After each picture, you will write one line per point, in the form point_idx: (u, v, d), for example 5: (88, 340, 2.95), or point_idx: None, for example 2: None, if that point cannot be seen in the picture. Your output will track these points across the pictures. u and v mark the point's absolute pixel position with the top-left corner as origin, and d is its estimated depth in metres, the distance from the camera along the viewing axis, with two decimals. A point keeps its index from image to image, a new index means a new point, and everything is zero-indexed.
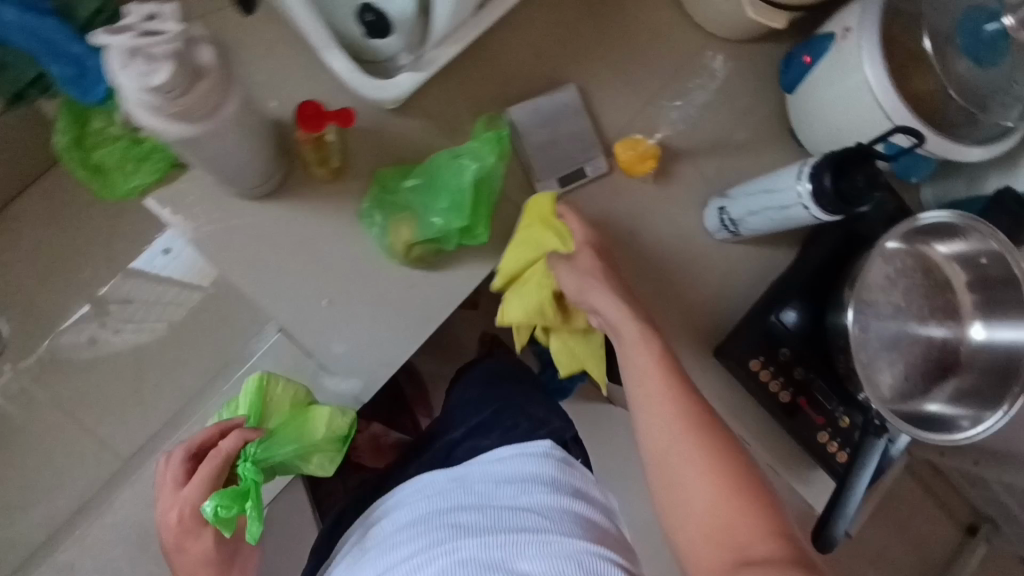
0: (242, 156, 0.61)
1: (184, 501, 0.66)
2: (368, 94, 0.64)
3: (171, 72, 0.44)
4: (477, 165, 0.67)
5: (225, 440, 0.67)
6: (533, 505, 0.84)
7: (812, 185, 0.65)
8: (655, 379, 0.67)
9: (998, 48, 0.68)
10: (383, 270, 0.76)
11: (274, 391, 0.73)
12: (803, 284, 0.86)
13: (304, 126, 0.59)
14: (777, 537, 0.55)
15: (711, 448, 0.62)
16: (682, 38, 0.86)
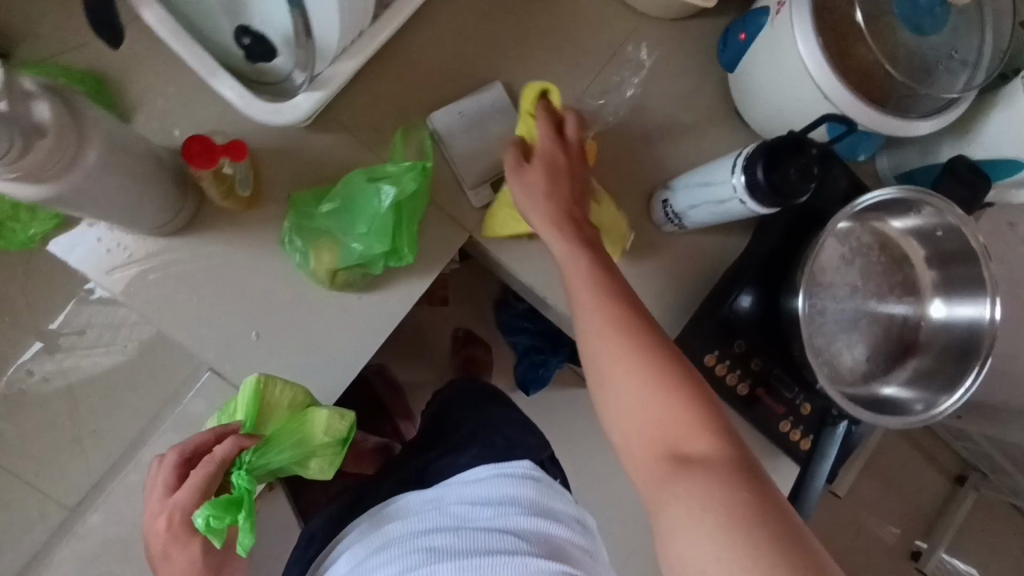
0: (129, 198, 0.57)
1: (173, 508, 0.64)
2: (264, 120, 0.59)
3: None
4: (395, 191, 0.64)
5: (219, 446, 0.64)
6: (510, 527, 0.83)
7: (746, 177, 0.61)
8: (593, 287, 0.65)
9: (938, 15, 0.65)
10: (313, 296, 0.73)
11: (274, 392, 0.68)
12: (756, 270, 0.82)
13: (193, 164, 0.55)
14: (711, 433, 0.56)
15: (649, 351, 0.60)
16: (613, 21, 0.81)
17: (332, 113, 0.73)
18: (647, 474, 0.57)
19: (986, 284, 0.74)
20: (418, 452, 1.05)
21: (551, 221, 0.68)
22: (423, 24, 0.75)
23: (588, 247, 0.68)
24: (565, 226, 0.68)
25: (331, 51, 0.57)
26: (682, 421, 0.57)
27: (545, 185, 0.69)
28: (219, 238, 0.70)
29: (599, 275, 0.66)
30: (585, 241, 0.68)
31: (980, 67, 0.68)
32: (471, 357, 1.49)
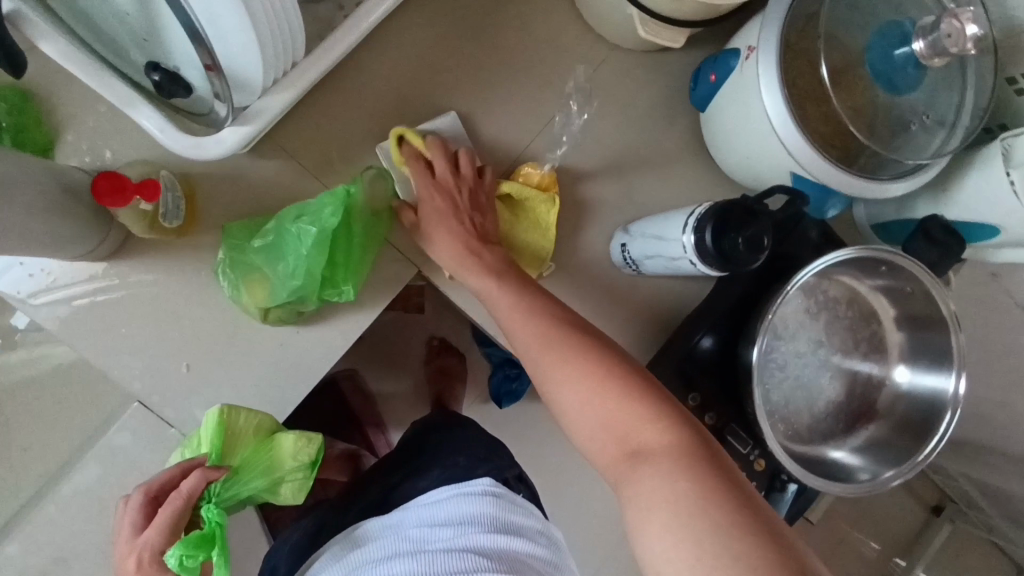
0: (27, 222, 0.52)
1: (140, 548, 0.57)
2: (184, 152, 0.55)
3: None
4: (317, 229, 0.62)
5: (185, 482, 0.58)
6: (473, 547, 0.75)
7: (694, 239, 0.58)
8: (518, 298, 0.66)
9: (911, 73, 0.63)
10: (250, 327, 0.69)
11: (238, 422, 0.66)
12: (717, 318, 0.78)
13: (104, 203, 0.53)
14: (662, 420, 0.54)
15: (581, 354, 0.60)
16: (581, 50, 0.78)
17: (276, 138, 0.69)
18: (611, 470, 0.55)
19: (953, 356, 0.71)
20: (372, 476, 1.02)
21: (455, 263, 0.69)
22: (377, 47, 0.71)
23: (496, 274, 0.68)
24: (474, 251, 0.69)
25: (257, 87, 0.54)
26: (627, 416, 0.55)
27: (432, 225, 0.69)
28: (151, 264, 0.67)
29: (522, 285, 0.68)
30: (493, 269, 0.68)
31: (958, 128, 0.65)
32: (443, 368, 1.46)
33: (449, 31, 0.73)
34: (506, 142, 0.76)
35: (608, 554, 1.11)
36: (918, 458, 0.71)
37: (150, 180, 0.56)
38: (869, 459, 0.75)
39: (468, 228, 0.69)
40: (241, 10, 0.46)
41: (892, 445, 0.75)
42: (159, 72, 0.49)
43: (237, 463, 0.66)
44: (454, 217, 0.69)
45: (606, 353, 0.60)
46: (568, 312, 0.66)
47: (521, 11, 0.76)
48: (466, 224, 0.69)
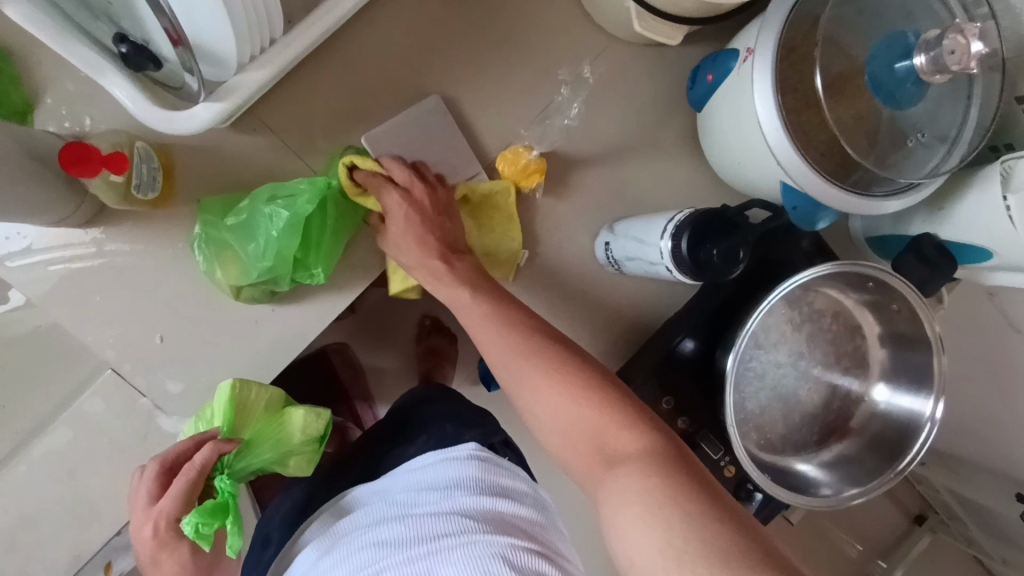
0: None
1: (158, 515, 0.63)
2: (157, 126, 0.54)
3: None
4: (289, 214, 0.61)
5: (198, 453, 0.62)
6: (458, 509, 0.75)
7: (671, 245, 0.57)
8: (492, 304, 0.64)
9: (911, 89, 0.60)
10: (226, 302, 0.69)
11: (249, 396, 0.67)
12: (697, 323, 0.77)
13: (70, 173, 0.52)
14: (637, 423, 0.53)
15: (550, 361, 0.58)
16: (577, 39, 0.75)
17: (258, 113, 0.68)
18: (588, 477, 0.54)
19: (934, 378, 0.70)
20: (351, 453, 1.03)
21: (427, 276, 0.67)
22: (365, 25, 0.69)
23: (467, 283, 0.65)
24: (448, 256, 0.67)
25: (230, 63, 0.55)
26: (600, 420, 0.54)
27: (406, 240, 0.66)
28: (130, 233, 0.66)
29: (492, 292, 0.66)
30: (465, 278, 0.66)
31: (960, 143, 0.62)
32: (434, 348, 1.44)
33: (441, 13, 0.71)
34: (495, 129, 0.75)
35: (582, 541, 1.13)
36: (896, 466, 0.71)
37: (120, 153, 0.56)
38: (838, 473, 0.75)
39: (440, 236, 0.67)
40: None
41: (864, 465, 0.74)
42: (125, 44, 0.49)
43: (247, 437, 0.68)
44: (429, 226, 0.66)
45: (576, 360, 0.59)
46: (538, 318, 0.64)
47: None
48: (438, 233, 0.67)
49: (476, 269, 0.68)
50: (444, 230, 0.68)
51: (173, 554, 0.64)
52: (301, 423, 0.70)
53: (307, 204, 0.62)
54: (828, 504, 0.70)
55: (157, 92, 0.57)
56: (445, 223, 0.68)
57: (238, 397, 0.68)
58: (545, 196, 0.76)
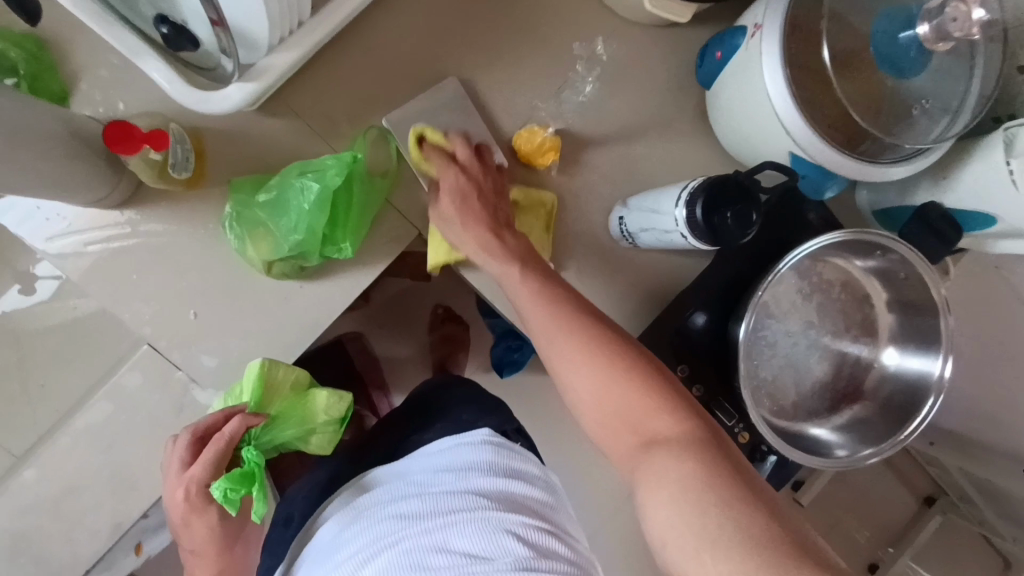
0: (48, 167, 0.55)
1: (189, 480, 0.66)
2: (193, 105, 0.57)
3: None
4: (319, 186, 0.64)
5: (229, 424, 0.65)
6: (473, 489, 0.78)
7: (686, 212, 0.59)
8: (549, 290, 0.64)
9: (915, 58, 0.63)
10: (256, 280, 0.71)
11: (277, 375, 0.70)
12: (710, 294, 0.79)
13: (114, 151, 0.56)
14: (674, 408, 0.55)
15: (593, 342, 0.59)
16: (589, 22, 0.78)
17: (284, 97, 0.71)
18: (625, 456, 0.56)
19: (941, 338, 0.72)
20: (370, 434, 1.06)
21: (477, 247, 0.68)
22: (385, 12, 0.72)
23: (517, 257, 0.67)
24: (501, 239, 0.68)
25: (262, 45, 0.57)
26: (638, 405, 0.56)
27: (461, 210, 0.69)
28: (163, 213, 0.69)
29: (546, 277, 0.66)
30: (517, 251, 0.68)
31: (963, 113, 0.64)
32: (449, 336, 1.51)
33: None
34: (511, 111, 0.77)
35: None
36: (906, 429, 0.72)
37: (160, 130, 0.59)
38: (852, 435, 0.77)
39: (495, 213, 0.70)
40: None
41: (877, 429, 0.76)
42: (167, 25, 0.52)
43: (273, 414, 0.71)
44: (483, 202, 0.70)
45: (630, 350, 0.59)
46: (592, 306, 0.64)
47: None
48: (492, 208, 0.70)
49: (529, 256, 0.68)
50: (496, 205, 0.71)
51: (203, 515, 0.68)
52: (325, 405, 0.74)
53: (331, 180, 0.64)
54: (839, 463, 0.72)
55: (190, 72, 0.60)
56: (500, 202, 0.71)
57: (267, 376, 0.71)
58: (560, 177, 0.79)
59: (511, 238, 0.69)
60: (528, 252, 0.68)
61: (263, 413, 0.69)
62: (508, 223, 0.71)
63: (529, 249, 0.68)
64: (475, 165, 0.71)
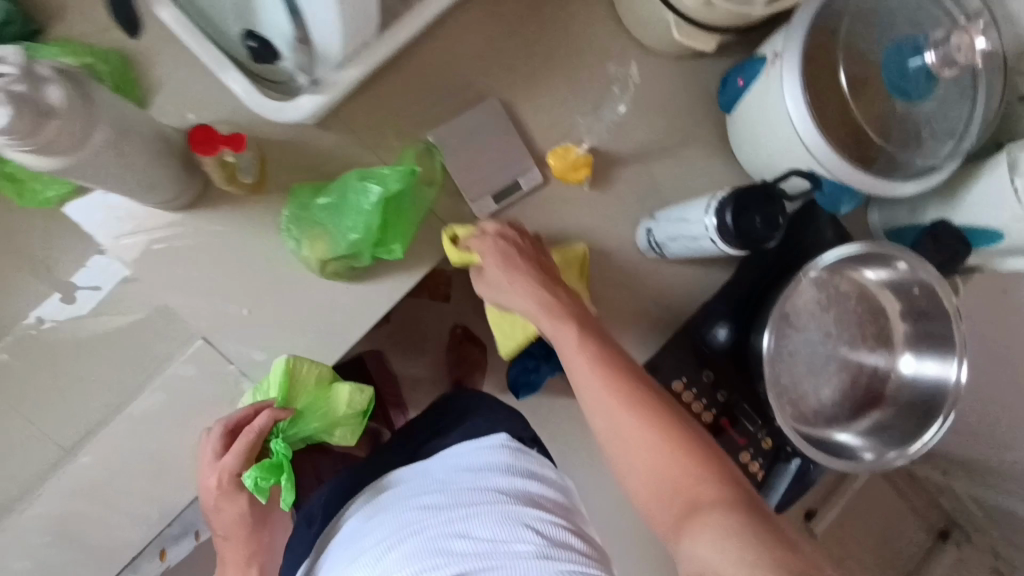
0: (137, 169, 0.61)
1: (222, 468, 0.70)
2: (269, 115, 0.63)
3: (12, 116, 0.44)
4: (380, 190, 0.68)
5: (258, 418, 0.70)
6: (493, 487, 0.81)
7: (716, 220, 0.63)
8: (598, 351, 0.67)
9: (923, 84, 0.69)
10: (306, 281, 0.76)
11: (302, 371, 0.74)
12: (731, 304, 0.83)
13: (196, 151, 0.61)
14: (722, 477, 0.58)
15: (645, 406, 0.62)
16: (618, 51, 0.84)
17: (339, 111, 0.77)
18: (667, 520, 0.58)
19: (954, 345, 0.75)
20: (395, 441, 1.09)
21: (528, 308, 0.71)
22: (434, 39, 0.79)
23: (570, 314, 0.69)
24: (553, 299, 0.71)
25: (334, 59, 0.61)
26: (688, 469, 0.58)
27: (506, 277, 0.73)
28: (224, 216, 0.74)
29: (595, 337, 0.68)
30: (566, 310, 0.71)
31: (967, 137, 0.70)
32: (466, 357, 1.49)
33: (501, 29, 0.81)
34: (545, 131, 0.83)
35: None
36: (926, 433, 0.75)
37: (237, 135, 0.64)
38: (876, 439, 0.80)
39: (540, 275, 0.73)
40: None
41: (899, 432, 0.79)
42: (254, 41, 0.59)
43: (300, 407, 0.74)
44: (526, 265, 0.73)
45: (676, 415, 0.62)
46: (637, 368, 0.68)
47: (566, 13, 0.83)
48: (537, 272, 0.73)
49: (579, 317, 0.70)
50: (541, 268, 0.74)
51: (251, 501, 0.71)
52: (347, 399, 0.76)
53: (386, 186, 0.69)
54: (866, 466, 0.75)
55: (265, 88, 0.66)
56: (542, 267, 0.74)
57: (293, 371, 0.74)
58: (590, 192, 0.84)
59: (561, 298, 0.71)
60: (578, 312, 0.71)
61: (291, 407, 0.73)
62: (556, 282, 0.73)
63: (579, 310, 0.71)
64: (510, 233, 0.76)
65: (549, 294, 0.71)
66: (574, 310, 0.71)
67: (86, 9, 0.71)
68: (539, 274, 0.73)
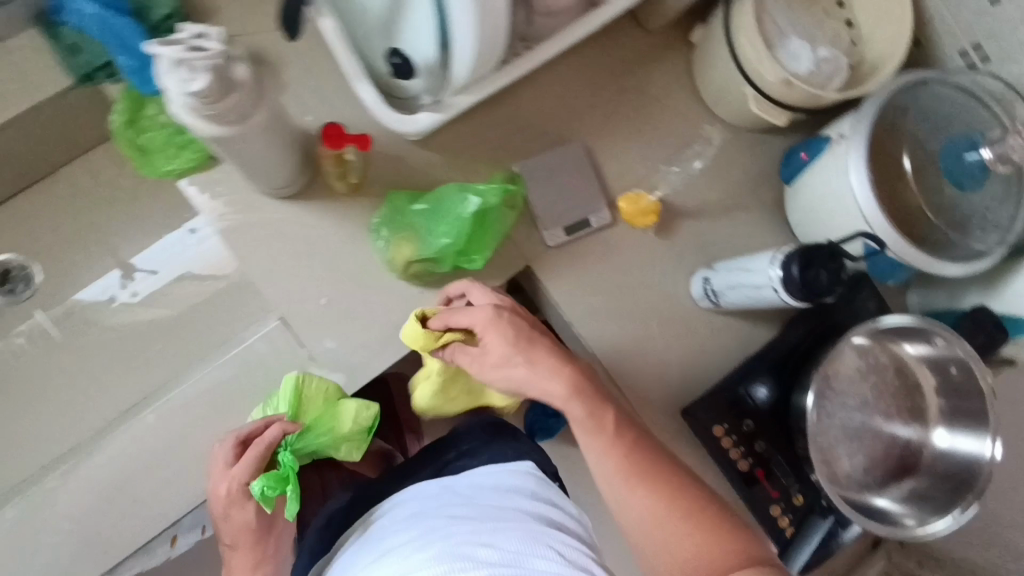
0: (269, 154, 0.67)
1: (233, 478, 0.70)
2: (391, 126, 0.71)
3: (210, 82, 0.51)
4: (479, 201, 0.75)
5: (269, 429, 0.70)
6: (520, 508, 0.83)
7: (781, 271, 0.69)
8: (617, 445, 0.66)
9: (977, 177, 0.76)
10: (383, 281, 0.81)
11: (310, 387, 0.76)
12: (775, 360, 0.87)
13: (326, 144, 0.70)
14: (749, 554, 0.59)
15: (663, 481, 0.64)
16: (692, 117, 0.92)
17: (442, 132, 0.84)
18: None
19: (990, 426, 0.79)
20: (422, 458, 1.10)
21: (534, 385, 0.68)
22: (530, 84, 0.88)
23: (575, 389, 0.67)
24: (572, 387, 0.67)
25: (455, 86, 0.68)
26: (714, 552, 0.59)
27: (517, 369, 0.68)
28: (321, 209, 0.80)
29: (615, 428, 0.67)
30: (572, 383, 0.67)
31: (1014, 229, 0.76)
32: None
33: (594, 83, 0.90)
34: (618, 177, 0.90)
35: None
36: (961, 507, 0.78)
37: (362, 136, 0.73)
38: (913, 507, 0.82)
39: (554, 365, 0.68)
40: (470, 13, 0.57)
41: (935, 500, 0.81)
42: (398, 58, 0.67)
43: (307, 422, 0.75)
44: (540, 355, 0.68)
45: (693, 492, 0.64)
46: (655, 451, 0.68)
47: (650, 78, 0.92)
48: (553, 358, 0.68)
49: (598, 405, 0.68)
50: (552, 356, 0.68)
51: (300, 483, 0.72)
52: (353, 415, 0.77)
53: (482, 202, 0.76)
54: (909, 533, 0.78)
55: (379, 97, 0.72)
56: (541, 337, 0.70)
57: (301, 387, 0.76)
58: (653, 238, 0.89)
59: (580, 387, 0.67)
60: (599, 398, 0.68)
61: (299, 421, 0.73)
62: (574, 367, 0.69)
63: (598, 395, 0.68)
64: (515, 322, 0.69)
65: (567, 385, 0.67)
66: (593, 398, 0.68)
67: (241, 13, 0.80)
68: (553, 362, 0.68)
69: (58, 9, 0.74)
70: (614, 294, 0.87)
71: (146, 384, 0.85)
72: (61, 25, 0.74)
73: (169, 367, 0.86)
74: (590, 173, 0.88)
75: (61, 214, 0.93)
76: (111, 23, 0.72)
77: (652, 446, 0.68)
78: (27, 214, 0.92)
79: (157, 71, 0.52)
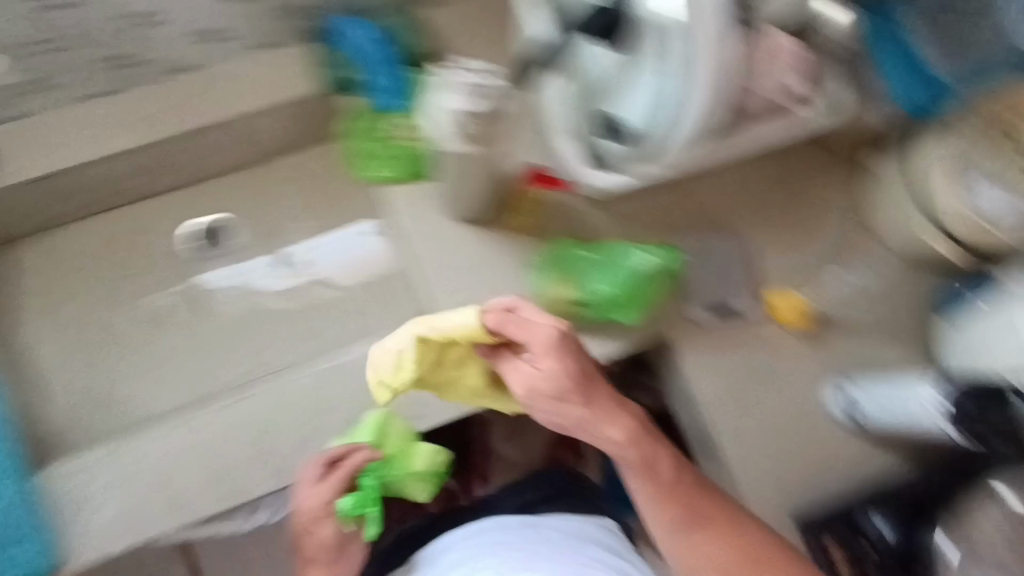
0: (473, 170, 0.74)
1: (316, 494, 0.78)
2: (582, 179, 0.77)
3: (482, 110, 0.60)
4: (649, 262, 0.78)
5: (353, 456, 0.77)
6: (599, 562, 0.80)
7: (950, 408, 0.70)
8: (663, 495, 0.67)
9: None
10: (529, 315, 0.84)
11: (392, 425, 0.79)
12: (909, 499, 0.78)
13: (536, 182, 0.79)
14: None
15: (726, 529, 0.67)
16: (857, 231, 0.91)
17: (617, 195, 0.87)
18: None
19: None
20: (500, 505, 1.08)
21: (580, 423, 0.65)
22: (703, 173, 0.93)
23: (633, 437, 0.66)
24: (624, 438, 0.65)
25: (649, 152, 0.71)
26: None
27: (565, 411, 0.64)
28: (491, 238, 0.86)
29: (662, 483, 0.67)
30: (627, 428, 0.66)
31: None
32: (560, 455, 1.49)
33: (769, 185, 0.93)
34: (771, 273, 0.89)
35: None
36: None
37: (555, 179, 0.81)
38: None
39: (608, 413, 0.65)
40: (692, 78, 0.62)
41: None
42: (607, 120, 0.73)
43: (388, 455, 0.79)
44: (592, 402, 0.65)
45: (774, 540, 0.67)
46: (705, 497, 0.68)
47: (818, 188, 0.93)
48: (609, 405, 0.66)
49: (651, 456, 0.67)
50: (606, 407, 0.65)
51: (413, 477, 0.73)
52: (427, 458, 0.80)
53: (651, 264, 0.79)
54: None
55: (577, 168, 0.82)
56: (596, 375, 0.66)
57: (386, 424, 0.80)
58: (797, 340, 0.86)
59: (633, 439, 0.66)
60: (651, 446, 0.67)
61: (380, 454, 0.78)
62: (623, 416, 0.66)
63: (650, 446, 0.67)
64: (565, 369, 0.63)
65: (620, 434, 0.65)
66: (647, 450, 0.66)
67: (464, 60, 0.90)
68: (606, 413, 0.65)
69: (334, 35, 0.89)
70: (747, 386, 0.84)
71: (281, 359, 0.89)
72: (333, 45, 0.89)
73: (301, 349, 0.90)
74: (743, 264, 0.89)
75: (228, 183, 0.97)
76: (375, 47, 0.87)
77: (702, 494, 0.68)
78: (199, 178, 0.97)
79: (440, 90, 0.61)
